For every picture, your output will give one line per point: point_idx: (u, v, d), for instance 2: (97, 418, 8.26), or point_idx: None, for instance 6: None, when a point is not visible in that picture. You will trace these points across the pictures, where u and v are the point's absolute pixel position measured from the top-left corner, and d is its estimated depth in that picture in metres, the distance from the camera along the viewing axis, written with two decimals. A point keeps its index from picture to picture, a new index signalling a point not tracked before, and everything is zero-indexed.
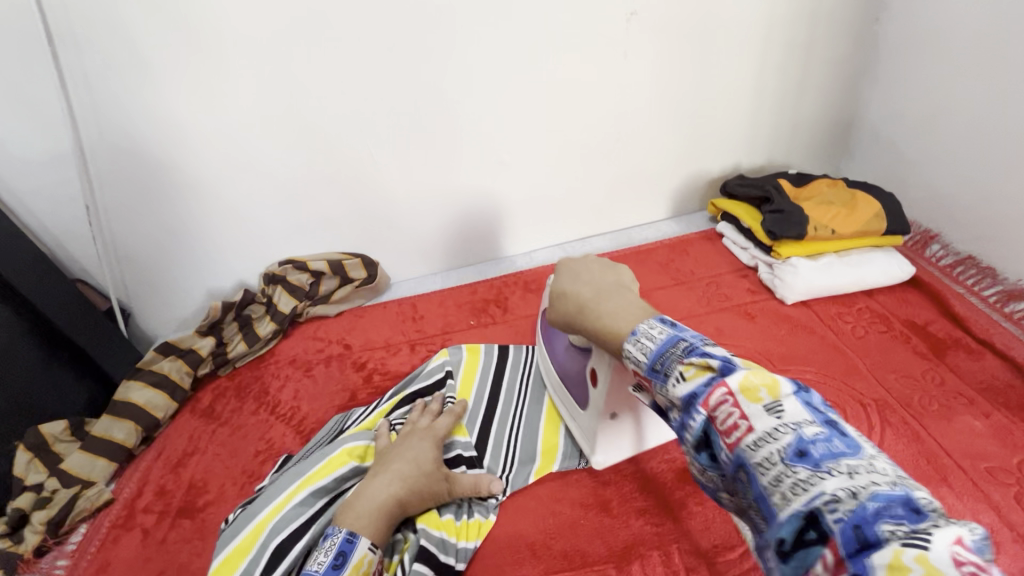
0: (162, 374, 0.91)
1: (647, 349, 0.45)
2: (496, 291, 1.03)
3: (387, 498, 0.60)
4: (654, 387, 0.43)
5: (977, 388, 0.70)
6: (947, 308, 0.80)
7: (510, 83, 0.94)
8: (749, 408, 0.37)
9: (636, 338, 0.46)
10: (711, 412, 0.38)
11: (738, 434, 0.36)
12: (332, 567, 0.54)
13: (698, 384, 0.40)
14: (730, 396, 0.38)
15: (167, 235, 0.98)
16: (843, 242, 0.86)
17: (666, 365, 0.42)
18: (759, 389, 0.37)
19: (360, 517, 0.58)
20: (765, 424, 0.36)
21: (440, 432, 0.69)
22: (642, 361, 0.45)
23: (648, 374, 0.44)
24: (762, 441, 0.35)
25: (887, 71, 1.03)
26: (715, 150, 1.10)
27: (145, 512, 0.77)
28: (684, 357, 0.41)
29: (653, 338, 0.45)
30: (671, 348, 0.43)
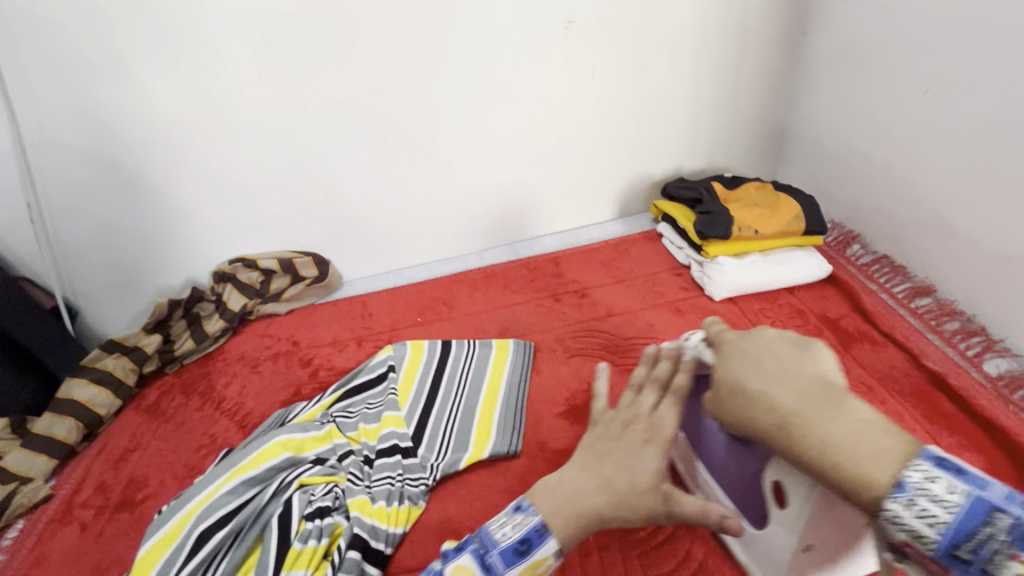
0: (105, 371, 0.92)
1: (947, 511, 0.40)
2: (444, 289, 1.06)
3: (590, 505, 0.54)
4: (955, 571, 0.41)
5: (878, 377, 0.75)
6: (858, 303, 0.85)
7: (454, 87, 0.97)
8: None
9: (905, 494, 0.41)
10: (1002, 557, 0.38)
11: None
12: (516, 551, 0.53)
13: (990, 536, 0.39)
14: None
15: (113, 233, 0.98)
16: (767, 241, 0.91)
17: (982, 553, 0.39)
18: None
19: (551, 506, 0.55)
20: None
21: None
22: (930, 531, 0.40)
23: (945, 556, 0.41)
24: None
25: (814, 81, 1.09)
26: (658, 154, 1.15)
27: (83, 507, 0.78)
28: (1011, 548, 0.38)
29: (945, 504, 0.40)
30: (975, 522, 0.39)
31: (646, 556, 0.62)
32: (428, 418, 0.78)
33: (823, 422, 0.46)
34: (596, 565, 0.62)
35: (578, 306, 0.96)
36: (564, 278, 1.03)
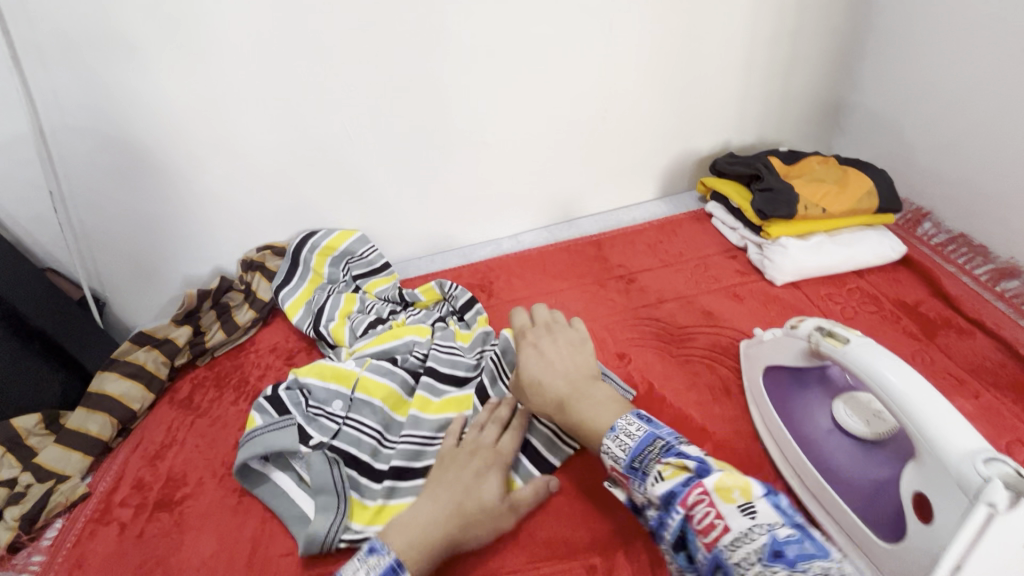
0: (137, 364, 0.89)
1: (625, 448, 0.53)
2: (481, 275, 1.00)
3: (435, 535, 0.56)
4: (634, 484, 0.52)
5: (968, 368, 0.68)
6: (938, 288, 0.78)
7: (491, 58, 0.90)
8: (723, 506, 0.45)
9: (616, 433, 0.55)
10: (689, 510, 0.47)
11: (715, 532, 0.45)
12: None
13: (676, 483, 0.48)
14: (706, 495, 0.46)
15: (138, 222, 0.95)
16: (834, 221, 0.84)
17: (645, 462, 0.52)
18: (733, 491, 0.46)
19: (403, 542, 0.55)
20: (741, 524, 0.43)
21: (506, 457, 0.64)
22: (619, 458, 0.53)
23: (626, 470, 0.52)
24: (739, 540, 0.43)
25: (882, 44, 1.00)
26: (705, 127, 1.07)
27: (121, 506, 0.75)
28: (660, 456, 0.51)
29: (631, 436, 0.54)
30: (648, 446, 0.52)
31: None
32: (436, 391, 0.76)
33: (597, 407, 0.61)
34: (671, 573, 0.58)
35: (625, 292, 0.90)
36: (608, 262, 0.97)
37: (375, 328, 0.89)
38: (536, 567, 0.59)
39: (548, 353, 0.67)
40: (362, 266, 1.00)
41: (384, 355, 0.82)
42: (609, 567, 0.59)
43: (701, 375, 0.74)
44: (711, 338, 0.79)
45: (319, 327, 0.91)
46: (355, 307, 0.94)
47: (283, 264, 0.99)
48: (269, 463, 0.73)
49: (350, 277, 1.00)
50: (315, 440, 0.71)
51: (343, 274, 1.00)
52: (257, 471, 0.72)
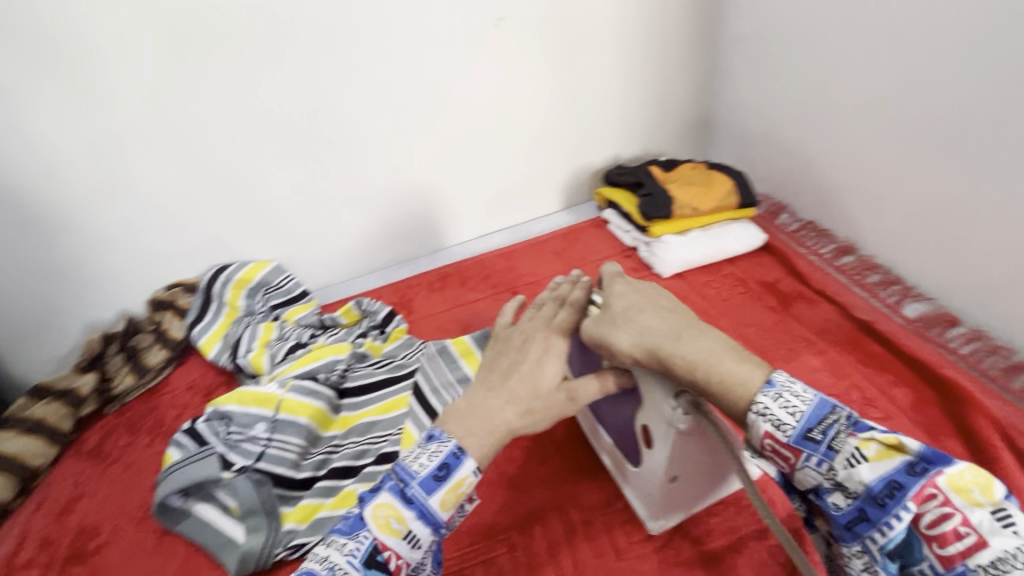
0: (35, 420, 0.84)
1: (796, 414, 0.45)
2: (399, 294, 1.04)
3: (502, 424, 0.54)
4: (807, 456, 0.45)
5: (816, 331, 0.80)
6: (791, 267, 0.92)
7: (390, 92, 0.97)
8: (962, 512, 0.40)
9: (774, 390, 0.47)
10: (920, 508, 0.41)
11: (954, 544, 0.39)
12: (435, 478, 0.51)
13: (891, 470, 0.41)
14: (943, 493, 0.40)
15: (31, 270, 0.91)
16: (705, 218, 0.97)
17: (831, 436, 0.44)
18: (973, 490, 0.40)
19: (459, 429, 0.54)
20: (1002, 542, 0.38)
21: (561, 341, 0.59)
22: (783, 426, 0.45)
23: (796, 441, 0.44)
24: (1003, 561, 0.38)
25: (732, 67, 1.17)
26: (597, 143, 1.18)
27: (26, 567, 0.71)
28: (852, 431, 0.44)
29: (801, 399, 0.45)
30: (831, 418, 0.45)
31: (627, 525, 0.64)
32: (359, 401, 0.81)
33: (681, 342, 0.52)
34: (583, 541, 0.64)
35: (535, 296, 0.97)
36: (519, 271, 1.04)
37: (294, 353, 0.90)
38: (460, 554, 0.64)
39: (643, 301, 0.57)
40: (280, 295, 1.01)
41: (306, 376, 0.84)
42: (527, 543, 0.64)
43: None
44: None
45: (237, 359, 0.91)
46: (274, 335, 0.95)
47: (196, 300, 0.99)
48: (189, 498, 0.71)
49: (268, 308, 1.00)
50: (238, 466, 0.72)
51: (260, 305, 1.00)
52: (177, 508, 0.71)
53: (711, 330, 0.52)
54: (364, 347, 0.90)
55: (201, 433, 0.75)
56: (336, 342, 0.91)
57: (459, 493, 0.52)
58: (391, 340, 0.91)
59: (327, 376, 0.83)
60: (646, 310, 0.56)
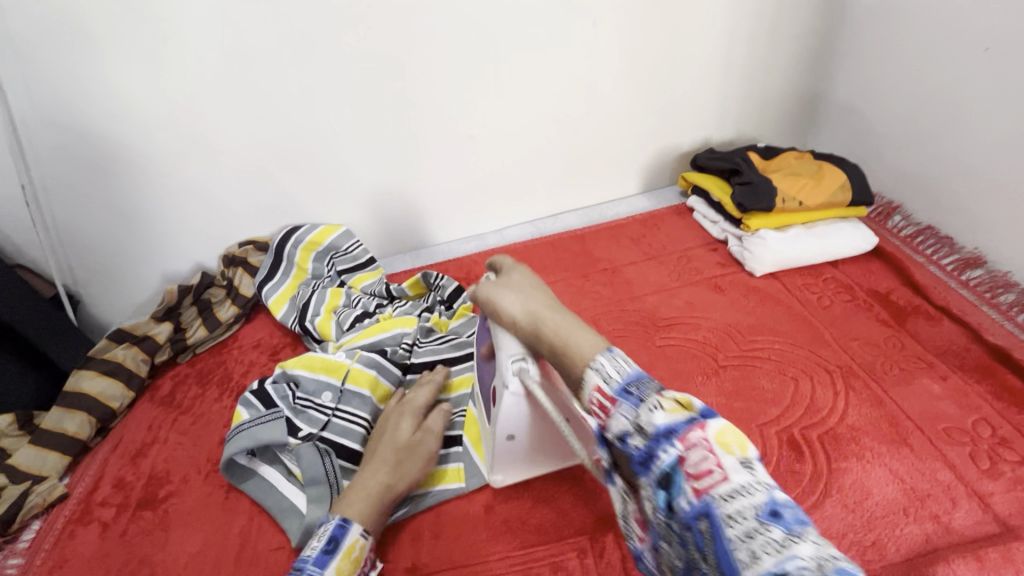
0: (115, 362, 0.86)
1: (620, 372, 0.50)
2: (467, 270, 1.01)
3: (377, 486, 0.61)
4: (621, 408, 0.48)
5: (935, 352, 0.73)
6: (908, 277, 0.83)
7: (477, 56, 0.92)
8: (723, 456, 0.43)
9: (610, 356, 0.52)
10: (688, 447, 0.44)
11: (707, 480, 0.42)
12: (326, 552, 0.55)
13: (677, 418, 0.45)
14: (706, 441, 0.44)
15: (115, 216, 0.92)
16: (809, 214, 0.88)
17: (641, 392, 0.48)
18: (732, 444, 0.44)
19: (342, 504, 0.60)
20: (739, 477, 0.41)
21: (419, 402, 0.70)
22: (610, 379, 0.50)
23: (615, 393, 0.49)
24: (739, 494, 0.40)
25: (851, 46, 1.04)
26: (686, 123, 1.09)
27: (103, 505, 0.74)
28: (660, 392, 0.48)
29: (626, 365, 0.51)
30: (645, 380, 0.50)
31: None
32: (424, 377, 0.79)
33: (555, 318, 0.59)
34: None
35: (610, 284, 0.91)
36: (593, 256, 0.98)
37: (362, 322, 0.89)
38: (526, 552, 0.60)
39: (520, 285, 0.65)
40: (347, 261, 0.99)
41: (373, 347, 0.82)
42: (599, 549, 0.60)
43: (685, 361, 0.75)
44: (695, 327, 0.80)
45: (305, 322, 0.91)
46: (341, 301, 0.94)
47: (267, 259, 0.98)
48: (255, 458, 0.72)
49: (335, 273, 0.99)
50: (304, 432, 0.71)
51: (328, 269, 1.00)
52: (242, 466, 0.71)
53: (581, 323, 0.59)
54: (430, 323, 0.87)
55: (269, 394, 0.75)
56: (403, 315, 0.89)
57: (356, 560, 0.56)
58: (457, 317, 0.88)
59: (394, 348, 0.81)
60: (530, 290, 0.63)
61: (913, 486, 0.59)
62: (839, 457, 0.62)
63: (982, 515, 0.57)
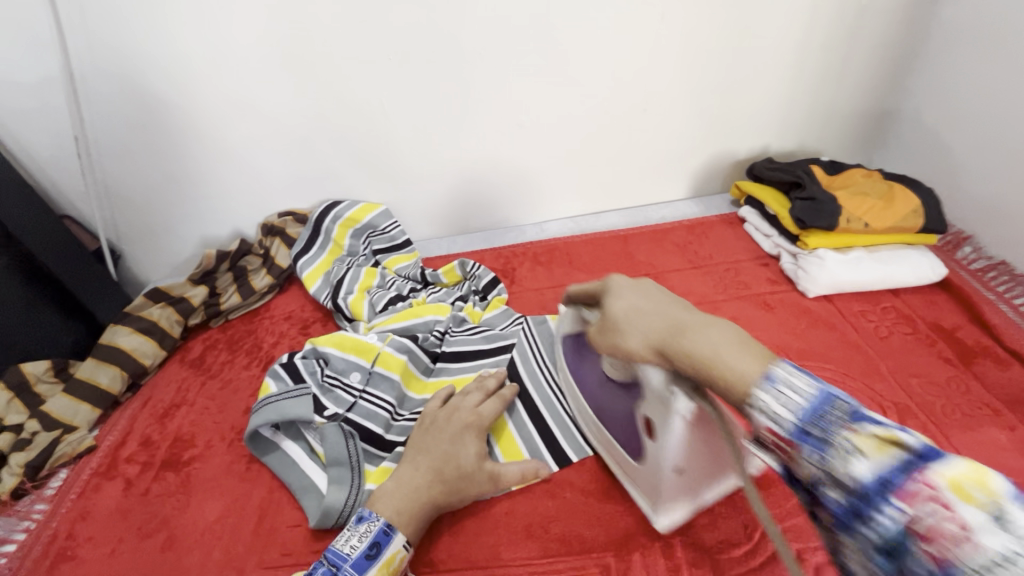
0: (150, 321, 0.87)
1: (792, 407, 0.38)
2: (504, 262, 0.99)
3: (426, 497, 0.58)
4: (802, 452, 0.37)
5: (1004, 401, 0.68)
6: (977, 315, 0.77)
7: (537, 41, 0.88)
8: (963, 511, 0.31)
9: (773, 385, 0.39)
10: (913, 509, 0.33)
11: (942, 545, 0.31)
12: (366, 557, 0.53)
13: (887, 466, 0.34)
14: (935, 491, 0.32)
15: (163, 175, 0.92)
16: (874, 237, 0.83)
17: (827, 430, 0.36)
18: (971, 488, 0.31)
19: (390, 507, 0.57)
20: (997, 543, 0.30)
21: (485, 421, 0.65)
22: (782, 420, 0.38)
23: (793, 436, 0.37)
24: (992, 568, 0.29)
25: (935, 62, 0.97)
26: (746, 130, 1.04)
27: (127, 462, 0.74)
28: (853, 425, 0.36)
29: (798, 391, 0.38)
30: (828, 408, 0.37)
31: None
32: (452, 369, 0.77)
33: (688, 337, 0.45)
34: None
35: None
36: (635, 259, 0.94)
37: (395, 305, 0.88)
38: (549, 562, 0.58)
39: (640, 297, 0.53)
40: (384, 241, 0.98)
41: (405, 332, 0.81)
42: (623, 567, 0.57)
43: None
44: None
45: (338, 299, 0.90)
46: (375, 282, 0.93)
47: (305, 232, 0.97)
48: (279, 432, 0.71)
49: (370, 251, 0.98)
50: (330, 412, 0.70)
51: (363, 247, 0.98)
52: (266, 438, 0.71)
53: (722, 324, 0.45)
54: (463, 312, 0.85)
55: (300, 367, 0.74)
56: (437, 301, 0.87)
57: (393, 571, 0.54)
58: (491, 308, 0.86)
59: (424, 335, 0.80)
60: (646, 310, 0.51)
61: None
62: None
63: None
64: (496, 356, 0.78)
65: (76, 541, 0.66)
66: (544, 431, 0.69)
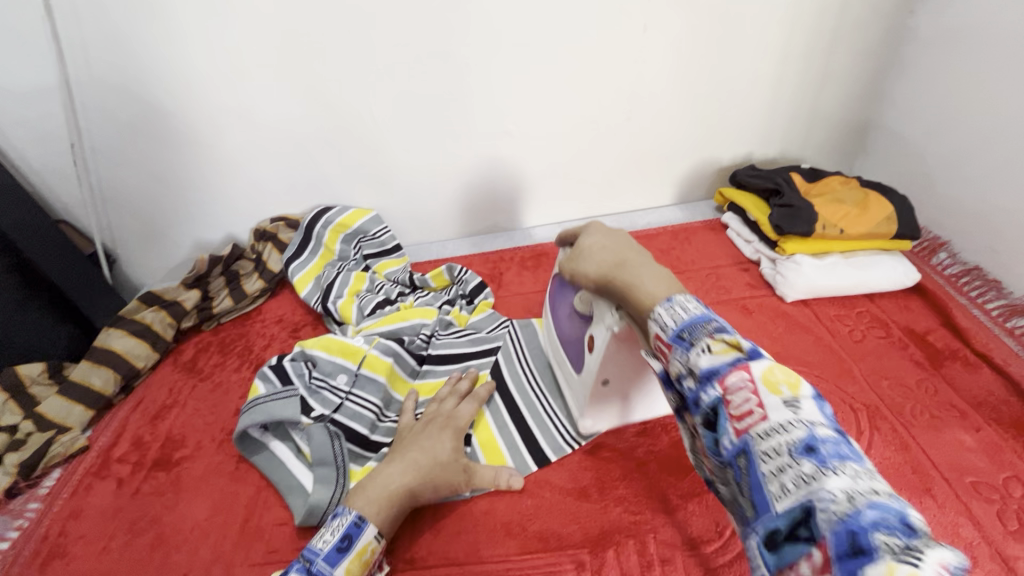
0: (143, 324, 0.89)
1: (676, 319, 0.48)
2: (491, 267, 1.01)
3: (399, 488, 0.60)
4: (674, 353, 0.47)
5: (971, 402, 0.69)
6: (949, 319, 0.79)
7: (522, 51, 0.90)
8: (766, 396, 0.41)
9: (670, 304, 0.50)
10: (727, 390, 0.42)
11: (751, 420, 0.41)
12: (337, 550, 0.55)
13: (726, 361, 0.43)
14: (751, 382, 0.42)
15: (157, 182, 0.95)
16: (850, 243, 0.85)
17: (694, 335, 0.46)
18: (780, 384, 0.41)
19: (362, 499, 0.59)
20: (781, 416, 0.40)
21: (462, 421, 0.68)
22: (668, 327, 0.48)
23: (670, 339, 0.47)
24: (773, 431, 0.39)
25: (912, 72, 1.00)
26: (729, 138, 1.07)
27: (119, 462, 0.76)
28: (713, 334, 0.45)
29: (683, 311, 0.48)
30: (701, 324, 0.47)
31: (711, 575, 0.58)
32: (437, 372, 0.79)
33: (626, 267, 0.57)
34: None
35: None
36: None
37: (383, 309, 0.90)
38: (526, 558, 0.60)
39: (603, 238, 0.63)
40: (373, 246, 1.00)
41: (392, 335, 0.83)
42: (597, 564, 0.59)
43: None
44: None
45: (327, 303, 0.92)
46: (364, 286, 0.95)
47: (296, 237, 0.99)
48: (267, 432, 0.73)
49: (360, 256, 1.00)
50: (316, 413, 0.72)
51: (353, 252, 1.00)
52: (254, 439, 0.73)
53: (657, 265, 0.57)
54: (450, 316, 0.87)
55: (289, 369, 0.76)
56: (424, 305, 0.89)
57: (366, 563, 0.56)
58: (477, 312, 0.88)
59: (410, 339, 0.82)
60: (610, 245, 0.62)
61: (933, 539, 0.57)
62: None
63: None
64: (480, 359, 0.80)
65: (68, 538, 0.68)
66: (525, 432, 0.71)
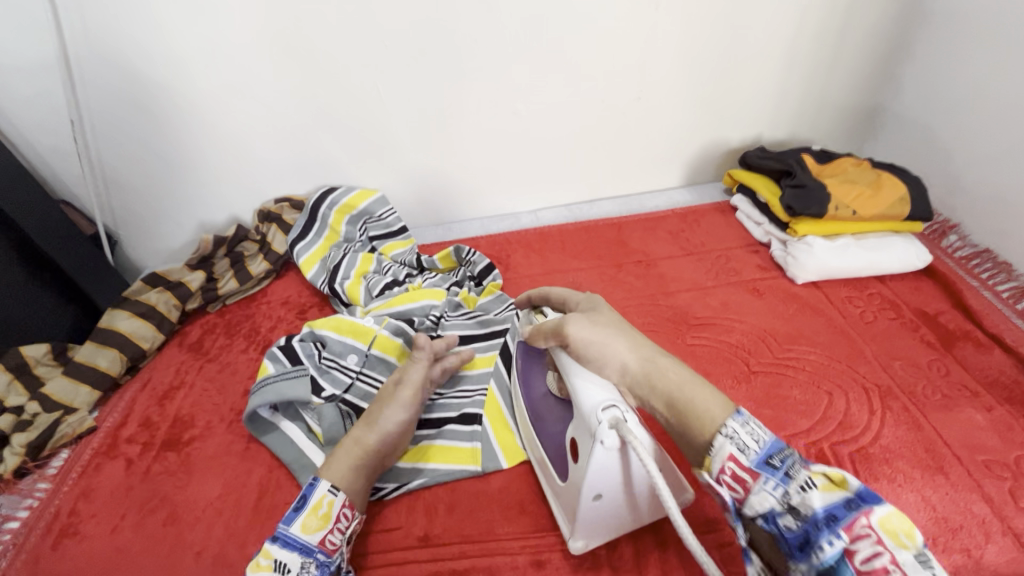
0: (147, 305, 0.88)
1: (755, 441, 0.48)
2: (499, 248, 1.00)
3: (354, 448, 0.61)
4: (761, 480, 0.47)
5: (983, 382, 0.70)
6: (960, 301, 0.79)
7: (532, 28, 0.88)
8: (896, 551, 0.40)
9: (739, 419, 0.50)
10: (853, 544, 0.41)
11: (872, 566, 0.40)
12: (293, 509, 0.55)
13: (833, 502, 0.43)
14: (872, 529, 0.41)
15: (159, 161, 0.93)
16: (862, 224, 0.85)
17: (787, 464, 0.47)
18: (900, 533, 0.41)
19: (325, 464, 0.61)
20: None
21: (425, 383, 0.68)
22: (748, 450, 0.48)
23: (756, 466, 0.47)
24: None
25: (926, 52, 0.98)
26: (739, 118, 1.05)
27: (128, 442, 0.76)
28: (807, 466, 0.46)
29: (755, 440, 0.48)
30: (781, 453, 0.48)
31: None
32: None
33: (656, 386, 0.55)
34: (674, 556, 0.58)
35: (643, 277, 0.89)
36: (628, 246, 0.95)
37: (391, 290, 0.89)
38: (541, 536, 0.60)
39: (601, 316, 0.59)
40: (380, 227, 0.99)
41: (401, 316, 0.82)
42: (612, 542, 0.59)
43: (715, 362, 0.74)
44: (729, 329, 0.78)
45: (334, 284, 0.91)
46: (371, 268, 0.94)
47: (301, 218, 0.98)
48: (277, 413, 0.73)
49: (366, 237, 0.99)
50: (327, 393, 0.72)
51: (359, 234, 0.99)
52: (265, 419, 0.73)
53: (686, 368, 0.56)
54: (459, 297, 0.87)
55: (299, 349, 0.75)
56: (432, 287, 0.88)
57: (325, 516, 0.56)
58: (486, 293, 0.87)
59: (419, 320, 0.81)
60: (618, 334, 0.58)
61: (945, 516, 0.58)
62: (869, 479, 0.60)
63: (1017, 553, 0.55)
64: (489, 340, 0.80)
65: (79, 517, 0.67)
66: None
